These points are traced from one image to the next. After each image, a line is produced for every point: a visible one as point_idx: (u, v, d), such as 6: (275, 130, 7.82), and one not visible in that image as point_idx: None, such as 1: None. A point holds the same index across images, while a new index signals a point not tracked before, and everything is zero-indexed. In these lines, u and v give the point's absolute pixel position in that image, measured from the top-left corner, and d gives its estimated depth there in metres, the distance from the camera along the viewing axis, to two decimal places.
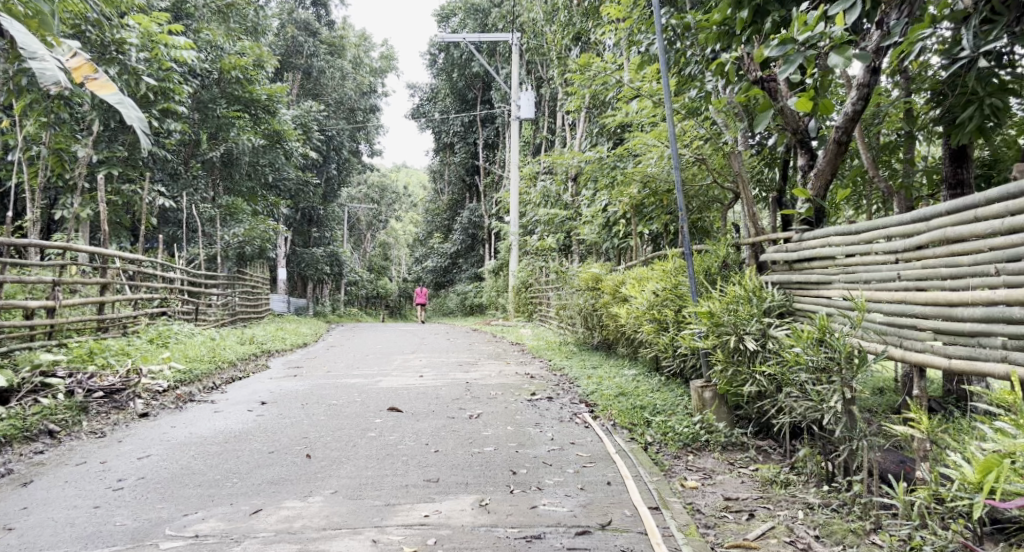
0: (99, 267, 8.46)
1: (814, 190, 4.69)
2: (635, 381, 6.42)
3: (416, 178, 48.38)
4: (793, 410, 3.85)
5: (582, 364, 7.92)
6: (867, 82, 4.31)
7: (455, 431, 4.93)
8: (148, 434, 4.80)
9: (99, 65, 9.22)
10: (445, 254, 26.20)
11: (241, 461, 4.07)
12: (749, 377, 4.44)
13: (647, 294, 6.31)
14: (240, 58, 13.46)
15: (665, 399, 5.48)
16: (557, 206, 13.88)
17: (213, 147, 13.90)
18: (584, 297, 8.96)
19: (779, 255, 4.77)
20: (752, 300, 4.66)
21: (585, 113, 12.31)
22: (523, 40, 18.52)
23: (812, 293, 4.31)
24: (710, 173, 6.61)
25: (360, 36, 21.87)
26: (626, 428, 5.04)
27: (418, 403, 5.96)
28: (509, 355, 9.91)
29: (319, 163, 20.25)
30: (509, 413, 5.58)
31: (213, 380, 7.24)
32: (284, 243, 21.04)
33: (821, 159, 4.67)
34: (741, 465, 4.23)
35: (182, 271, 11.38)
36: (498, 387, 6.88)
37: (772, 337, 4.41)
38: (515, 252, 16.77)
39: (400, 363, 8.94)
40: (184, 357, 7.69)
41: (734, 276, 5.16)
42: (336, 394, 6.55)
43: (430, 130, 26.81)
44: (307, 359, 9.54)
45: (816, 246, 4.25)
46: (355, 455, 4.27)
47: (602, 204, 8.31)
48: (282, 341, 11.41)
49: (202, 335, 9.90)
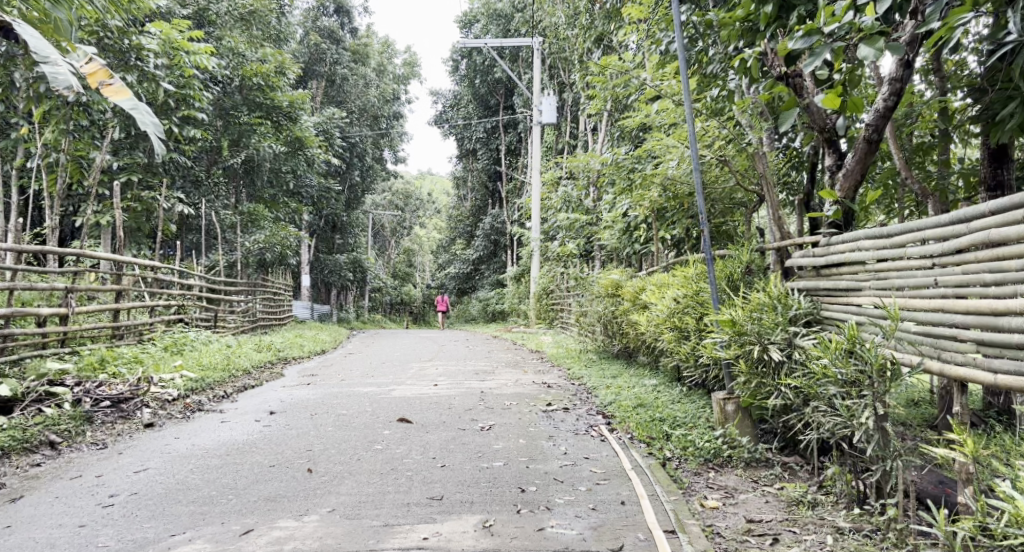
0: (115, 275, 8.42)
1: (842, 191, 4.39)
2: (655, 392, 6.18)
3: (440, 185, 48.59)
4: (821, 426, 3.61)
5: (602, 373, 7.70)
6: (901, 76, 4.04)
7: (465, 444, 4.74)
8: (151, 445, 4.70)
9: (117, 72, 9.21)
10: (468, 260, 26.09)
11: (239, 476, 3.95)
12: (775, 389, 4.21)
13: (667, 301, 6.07)
14: (261, 65, 13.48)
15: (686, 411, 5.26)
16: (579, 211, 13.69)
17: (234, 154, 13.92)
18: (604, 304, 8.73)
19: (806, 260, 4.51)
20: (777, 308, 4.44)
21: (607, 116, 12.10)
22: (546, 45, 18.37)
23: (840, 301, 4.05)
24: (732, 176, 6.37)
25: (384, 42, 21.88)
26: (643, 443, 4.82)
27: (430, 414, 5.78)
28: (528, 363, 9.71)
29: (342, 170, 20.28)
30: (523, 424, 5.39)
31: (225, 388, 7.14)
32: (307, 249, 21.08)
33: (850, 160, 4.37)
34: (766, 483, 3.99)
35: (200, 278, 11.37)
36: (513, 397, 6.68)
37: (799, 348, 4.17)
38: (537, 259, 16.59)
39: (416, 371, 8.77)
40: (198, 365, 7.61)
41: (758, 283, 4.93)
42: (348, 403, 6.40)
43: (453, 136, 26.75)
44: (322, 367, 9.43)
45: (845, 250, 3.99)
46: (357, 470, 4.10)
47: (623, 208, 8.11)
48: (300, 348, 11.34)
49: (219, 342, 9.83)
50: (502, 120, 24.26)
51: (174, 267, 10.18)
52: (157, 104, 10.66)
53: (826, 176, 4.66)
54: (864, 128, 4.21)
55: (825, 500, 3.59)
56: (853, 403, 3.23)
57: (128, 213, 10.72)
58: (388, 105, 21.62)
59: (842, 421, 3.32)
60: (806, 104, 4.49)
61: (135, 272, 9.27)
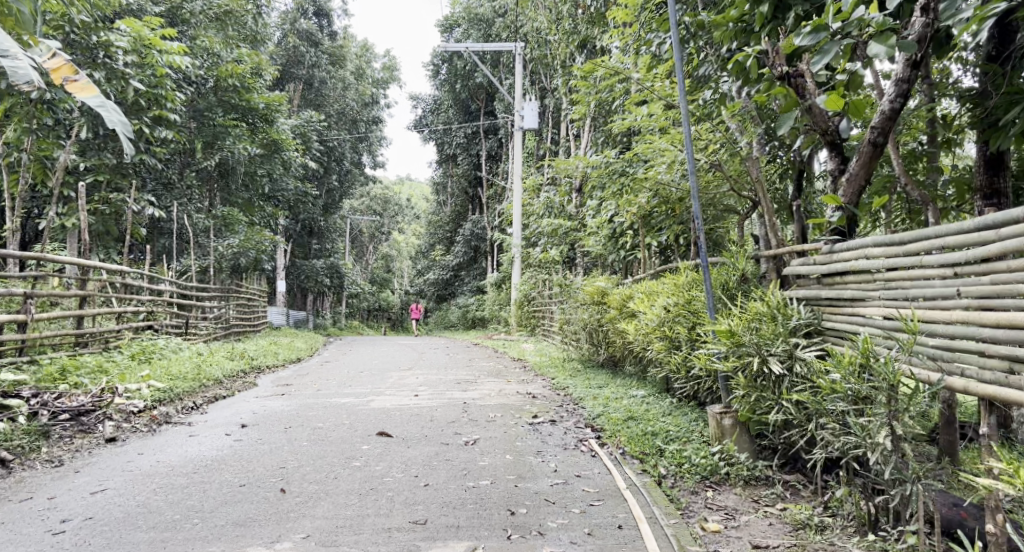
0: (80, 280, 8.05)
1: (846, 196, 4.18)
2: (644, 403, 5.96)
3: (419, 190, 48.26)
4: (829, 443, 3.43)
5: (588, 383, 7.48)
6: (907, 77, 3.86)
7: (449, 460, 4.49)
8: (112, 462, 4.37)
9: (84, 69, 8.84)
10: (447, 266, 25.82)
11: (206, 497, 3.65)
12: (776, 404, 4.04)
13: (658, 309, 5.86)
14: (237, 66, 13.15)
15: (679, 424, 5.05)
16: (561, 217, 13.51)
17: (208, 156, 13.55)
18: (589, 311, 8.53)
19: (805, 268, 4.34)
20: (777, 318, 4.27)
21: (591, 122, 11.94)
22: (528, 50, 18.20)
23: (845, 311, 3.88)
24: (725, 181, 6.18)
25: (363, 46, 21.58)
26: (636, 459, 4.59)
27: (411, 427, 5.52)
28: (511, 373, 9.45)
29: (320, 174, 19.94)
30: (509, 438, 5.15)
31: (195, 399, 6.80)
32: (283, 254, 20.67)
33: (853, 164, 4.17)
34: (768, 503, 3.80)
35: (171, 283, 10.99)
36: (497, 408, 6.43)
37: (801, 360, 4.01)
38: (518, 265, 16.36)
39: (396, 380, 8.48)
40: (167, 374, 7.26)
41: (755, 291, 4.75)
42: (323, 415, 6.10)
43: (432, 142, 26.48)
44: (298, 376, 9.09)
45: (850, 259, 3.83)
46: (335, 490, 3.83)
47: (609, 215, 7.92)
48: (275, 356, 10.98)
49: (190, 350, 9.46)
50: (482, 125, 24.08)
51: (143, 272, 9.80)
52: (128, 104, 10.30)
53: (827, 181, 4.47)
54: (869, 132, 4.03)
55: (834, 523, 3.41)
56: (867, 421, 3.05)
57: (95, 215, 10.32)
58: (366, 109, 21.31)
59: (853, 440, 3.14)
60: (807, 106, 4.29)
61: (102, 277, 8.88)
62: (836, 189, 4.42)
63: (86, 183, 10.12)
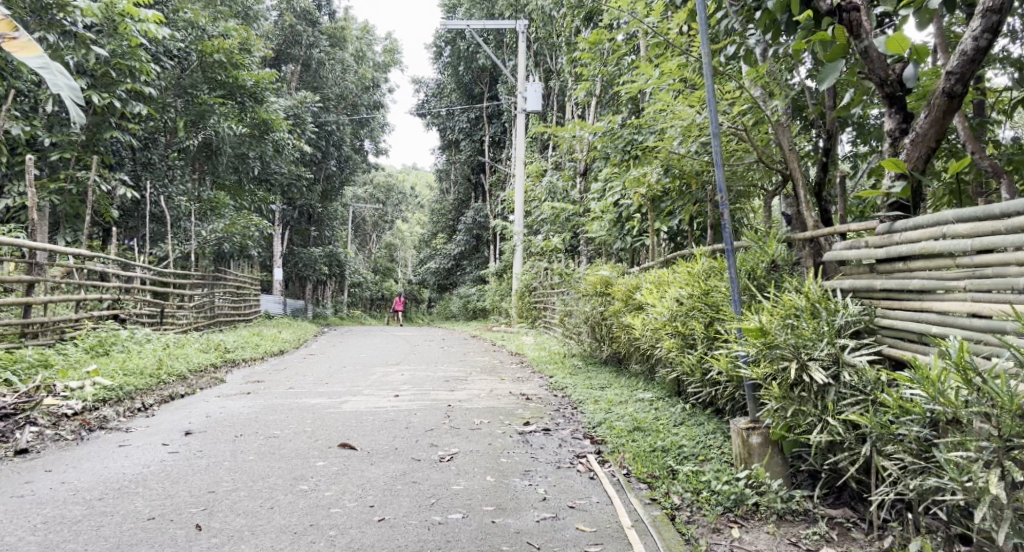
0: (29, 263, 7.19)
1: (912, 160, 3.33)
2: (653, 410, 5.18)
3: (423, 178, 47.42)
4: (898, 478, 2.73)
5: (588, 383, 6.70)
6: (998, 6, 3.04)
7: (417, 484, 3.73)
8: (6, 482, 3.60)
9: (37, 32, 7.97)
10: (449, 255, 24.94)
11: (98, 538, 2.93)
12: (818, 422, 3.27)
13: (669, 301, 5.08)
14: (223, 40, 12.34)
15: (693, 439, 4.27)
16: (565, 203, 12.69)
17: (191, 136, 12.73)
18: (592, 303, 7.74)
19: (853, 253, 3.55)
20: (818, 315, 3.49)
21: (598, 100, 11.09)
22: (533, 29, 17.29)
23: (912, 305, 3.14)
24: (751, 153, 5.34)
25: (364, 27, 20.57)
26: (645, 484, 3.81)
27: (382, 437, 4.74)
28: (506, 369, 8.67)
29: (316, 158, 19.15)
30: (494, 453, 4.38)
31: (148, 398, 6.02)
32: (279, 240, 19.90)
33: (920, 122, 3.34)
34: (810, 547, 3.02)
35: (146, 269, 10.21)
36: (484, 413, 5.65)
37: (850, 368, 3.24)
38: (519, 254, 15.54)
39: (379, 377, 7.73)
40: (119, 370, 6.44)
41: (790, 281, 3.96)
42: (284, 419, 5.33)
43: (435, 128, 25.58)
44: (274, 371, 8.31)
45: (921, 240, 3.09)
46: (265, 526, 3.10)
47: (615, 195, 7.12)
48: (255, 348, 10.20)
49: (160, 341, 8.66)
50: (486, 109, 23.24)
51: (110, 257, 8.98)
52: (95, 74, 9.48)
53: (886, 143, 3.62)
54: (943, 79, 3.21)
55: None
56: None
57: (61, 195, 9.52)
58: (367, 92, 20.36)
59: (947, 484, 2.48)
60: (864, 47, 3.46)
61: (61, 262, 8.05)
62: (897, 153, 3.56)
63: (50, 161, 9.30)
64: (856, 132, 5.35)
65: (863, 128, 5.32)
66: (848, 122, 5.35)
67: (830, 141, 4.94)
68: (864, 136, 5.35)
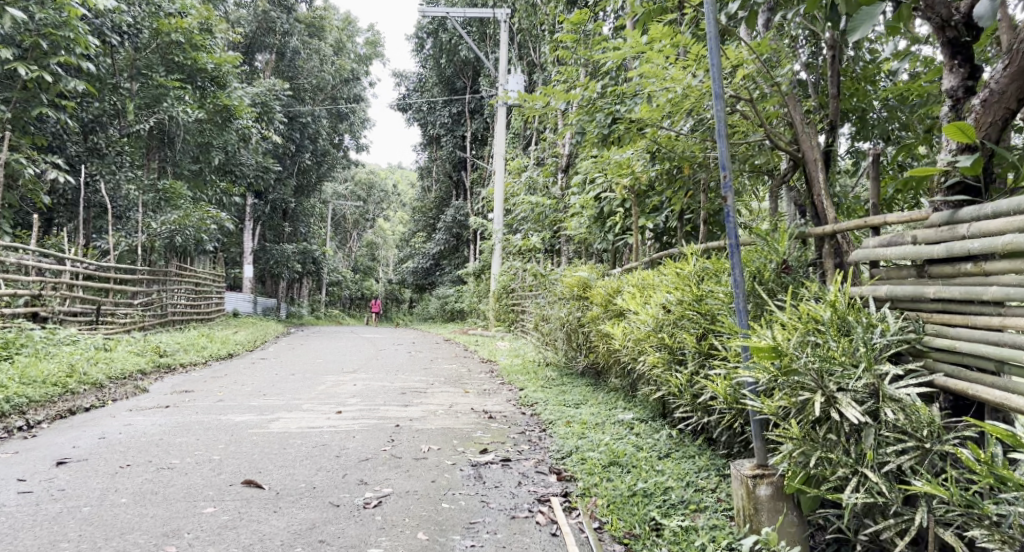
0: None
1: (984, 124, 2.56)
2: (634, 436, 4.34)
3: (407, 177, 46.40)
4: None
5: (562, 398, 5.86)
6: None
7: (324, 545, 2.93)
8: None
9: None
10: (428, 254, 24.00)
11: None
12: (853, 476, 2.46)
13: (655, 308, 4.26)
14: (181, 19, 11.27)
15: (683, 478, 3.45)
16: (544, 200, 11.83)
17: (142, 119, 11.58)
18: (568, 308, 6.90)
19: (894, 252, 2.71)
20: (848, 331, 2.68)
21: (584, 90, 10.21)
22: (516, 18, 16.35)
23: (993, 323, 2.35)
24: (755, 132, 4.52)
25: (345, 18, 19.55)
26: (620, 545, 3.00)
27: (302, 471, 3.86)
28: (472, 379, 7.81)
29: (288, 152, 18.16)
30: (438, 494, 3.53)
31: (40, 413, 5.09)
32: (248, 236, 18.87)
33: (999, 76, 2.55)
34: None
35: (78, 263, 9.21)
36: (436, 436, 4.79)
37: (897, 408, 2.45)
38: (496, 253, 14.64)
39: (326, 389, 6.83)
40: (13, 377, 5.45)
41: (809, 286, 3.13)
42: (190, 443, 4.44)
43: (416, 123, 24.65)
44: (211, 379, 7.40)
45: (1006, 233, 2.32)
46: None
47: (599, 185, 6.28)
48: (199, 352, 9.24)
49: (85, 342, 7.68)
50: (468, 104, 22.34)
51: (32, 247, 7.98)
52: (24, 44, 8.28)
53: (941, 106, 2.81)
54: None
55: None
56: None
57: None
58: (346, 84, 19.31)
59: None
60: None
61: None
62: (956, 119, 2.76)
63: None
64: (856, 126, 4.70)
65: (864, 123, 4.65)
66: (848, 114, 4.67)
67: (835, 131, 4.20)
68: (865, 132, 4.69)
